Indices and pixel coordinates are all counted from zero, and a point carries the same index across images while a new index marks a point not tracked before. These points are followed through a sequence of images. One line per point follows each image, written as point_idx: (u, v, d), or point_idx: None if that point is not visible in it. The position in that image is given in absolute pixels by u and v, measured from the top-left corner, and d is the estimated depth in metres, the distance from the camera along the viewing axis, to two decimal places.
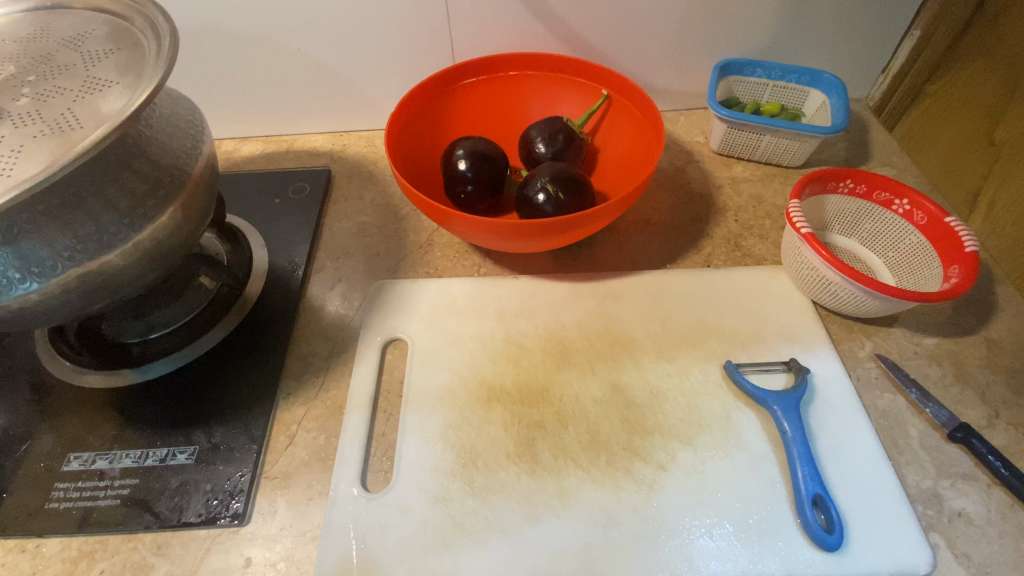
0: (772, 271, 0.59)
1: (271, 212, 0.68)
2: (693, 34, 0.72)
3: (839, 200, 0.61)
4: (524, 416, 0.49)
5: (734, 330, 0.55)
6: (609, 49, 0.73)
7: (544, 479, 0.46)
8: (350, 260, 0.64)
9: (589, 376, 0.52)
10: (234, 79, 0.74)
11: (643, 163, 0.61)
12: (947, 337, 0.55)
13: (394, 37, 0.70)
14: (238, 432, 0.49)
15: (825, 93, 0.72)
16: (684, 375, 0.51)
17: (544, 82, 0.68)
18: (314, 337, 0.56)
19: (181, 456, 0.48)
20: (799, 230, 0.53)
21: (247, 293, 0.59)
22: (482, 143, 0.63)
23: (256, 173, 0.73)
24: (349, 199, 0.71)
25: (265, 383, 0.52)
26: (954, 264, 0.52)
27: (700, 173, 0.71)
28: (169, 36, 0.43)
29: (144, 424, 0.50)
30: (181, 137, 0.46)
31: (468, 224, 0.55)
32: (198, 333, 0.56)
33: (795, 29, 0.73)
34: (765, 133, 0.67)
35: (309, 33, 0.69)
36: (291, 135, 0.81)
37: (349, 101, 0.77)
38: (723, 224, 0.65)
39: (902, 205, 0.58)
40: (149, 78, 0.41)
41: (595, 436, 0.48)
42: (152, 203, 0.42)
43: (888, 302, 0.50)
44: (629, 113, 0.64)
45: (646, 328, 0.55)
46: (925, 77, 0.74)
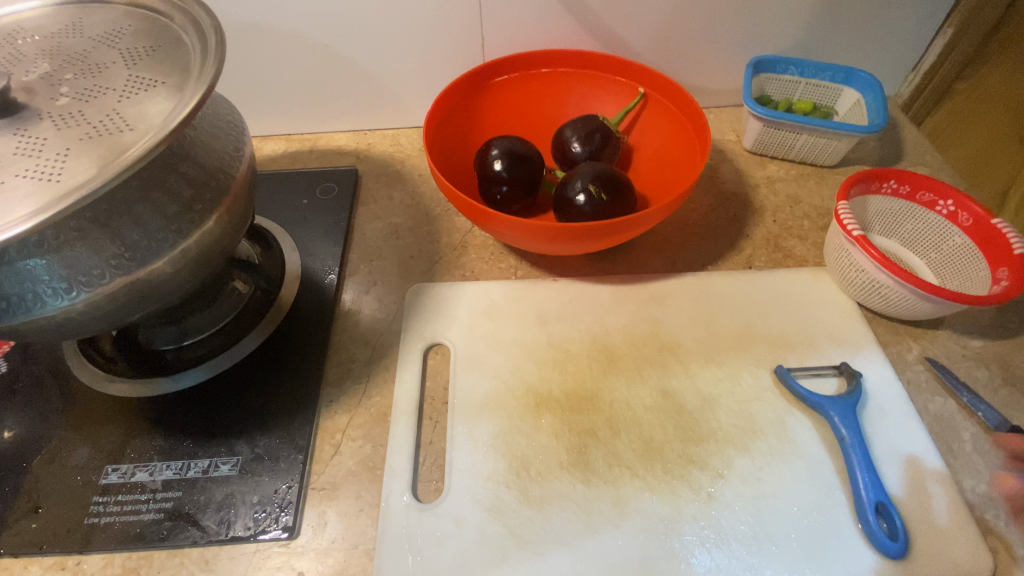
0: (815, 272, 0.59)
1: (300, 213, 0.66)
2: (726, 31, 0.71)
3: (882, 201, 0.60)
4: (575, 423, 0.48)
5: (781, 333, 0.54)
6: (640, 45, 0.72)
7: (599, 488, 0.45)
8: (383, 263, 0.62)
9: (638, 382, 0.51)
10: (257, 77, 0.72)
11: (684, 163, 0.60)
12: (994, 338, 0.54)
13: (423, 32, 0.68)
14: (283, 442, 0.48)
15: (859, 91, 0.71)
16: (734, 380, 0.51)
17: (578, 79, 0.67)
18: (353, 343, 0.55)
19: (225, 467, 0.47)
20: (850, 232, 0.52)
21: (282, 298, 0.58)
22: (519, 142, 0.62)
23: (282, 173, 0.71)
24: (378, 199, 0.69)
25: (307, 390, 0.51)
26: (1003, 265, 0.52)
27: (734, 172, 0.70)
28: (216, 36, 0.42)
29: (183, 434, 0.49)
30: (223, 138, 0.44)
31: (512, 228, 0.53)
32: (234, 339, 0.55)
33: (829, 25, 0.72)
34: (802, 133, 0.67)
35: (337, 29, 0.68)
36: (313, 133, 0.79)
37: (375, 99, 0.75)
38: (761, 225, 0.64)
39: (946, 206, 0.57)
40: (199, 80, 0.39)
41: (649, 443, 0.47)
42: (198, 208, 0.41)
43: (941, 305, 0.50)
44: (667, 112, 0.63)
45: (692, 333, 0.54)
46: (953, 77, 0.76)
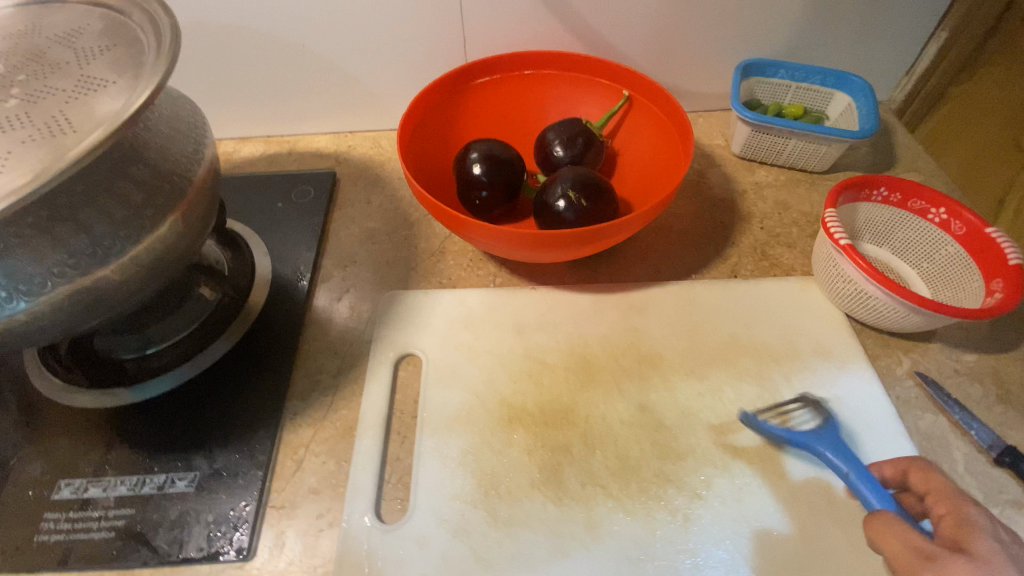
0: (803, 282, 0.57)
1: (273, 217, 0.64)
2: (714, 33, 0.69)
3: (871, 208, 0.58)
4: (549, 439, 0.46)
5: (766, 346, 0.52)
6: (626, 48, 0.70)
7: (572, 508, 0.43)
8: (358, 269, 0.60)
9: (615, 396, 0.49)
10: (233, 78, 0.71)
11: (668, 168, 0.58)
12: (986, 352, 0.52)
13: (402, 32, 0.67)
14: (242, 457, 0.46)
15: (851, 95, 0.69)
16: (716, 395, 0.49)
17: (561, 81, 0.65)
18: (322, 352, 0.53)
19: (181, 483, 0.45)
20: (837, 241, 0.50)
21: (250, 305, 0.56)
22: (498, 146, 0.60)
23: (258, 176, 0.69)
24: (355, 204, 0.67)
25: (271, 402, 0.49)
26: (996, 277, 0.50)
27: (722, 178, 0.69)
28: (172, 33, 0.39)
29: (140, 448, 0.47)
30: (181, 140, 0.42)
31: (486, 237, 0.52)
32: (198, 348, 0.53)
33: (820, 29, 0.70)
34: (791, 138, 0.65)
35: (314, 29, 0.66)
36: (292, 135, 0.77)
37: (355, 101, 0.74)
38: (748, 232, 0.63)
39: (938, 214, 0.55)
40: (149, 79, 0.37)
41: (626, 461, 0.45)
42: (149, 213, 0.39)
43: (930, 319, 0.48)
44: (652, 116, 0.61)
45: (673, 345, 0.52)
46: (946, 82, 0.74)
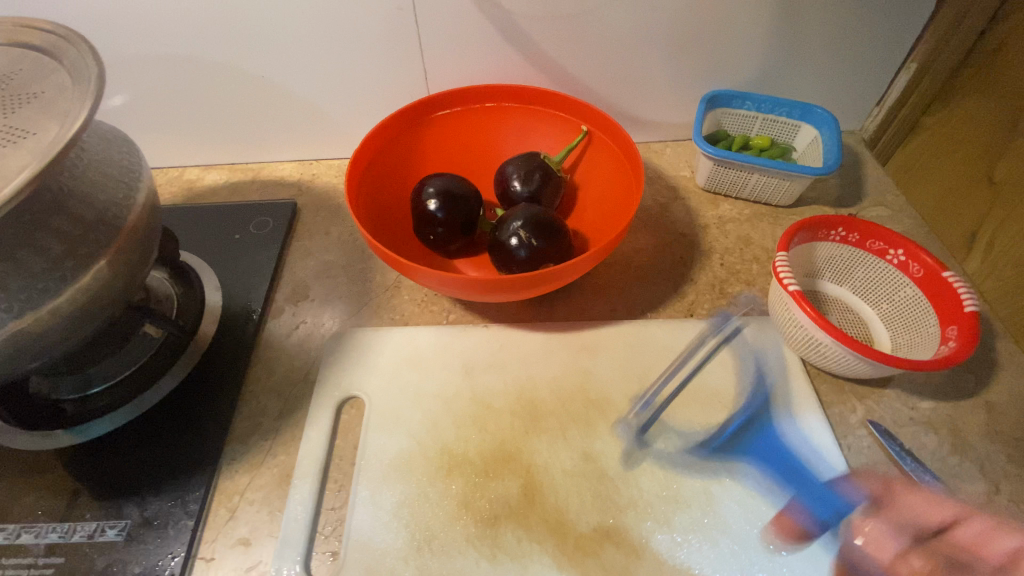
0: (759, 322, 0.56)
1: (229, 249, 0.64)
2: (678, 65, 0.69)
3: (830, 247, 0.57)
4: (487, 489, 0.45)
5: (717, 391, 0.51)
6: (591, 79, 0.70)
7: (505, 565, 0.42)
8: (310, 304, 0.60)
9: (560, 444, 0.48)
10: (197, 107, 0.71)
11: (623, 206, 0.58)
12: (943, 399, 0.51)
13: (362, 64, 0.66)
14: (175, 505, 0.45)
15: (817, 127, 0.68)
16: (662, 444, 0.48)
17: (521, 114, 0.65)
18: (266, 393, 0.52)
19: (111, 532, 0.44)
20: (786, 286, 0.49)
21: (197, 341, 0.55)
22: (455, 181, 0.60)
23: (217, 205, 0.69)
24: (314, 235, 0.67)
25: (209, 446, 0.48)
26: (953, 323, 0.49)
27: (685, 211, 0.68)
28: (96, 81, 0.39)
29: (74, 493, 0.46)
30: (111, 187, 0.42)
31: (432, 280, 0.50)
32: (141, 387, 0.52)
33: (786, 60, 0.69)
34: (753, 173, 0.64)
35: (273, 60, 0.66)
36: (258, 163, 0.77)
37: (319, 129, 0.73)
38: (708, 269, 0.62)
39: (897, 255, 0.54)
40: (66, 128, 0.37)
41: (564, 515, 0.44)
42: (71, 264, 0.38)
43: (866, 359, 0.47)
44: (610, 151, 0.61)
45: (623, 388, 0.51)
46: (919, 112, 0.71)
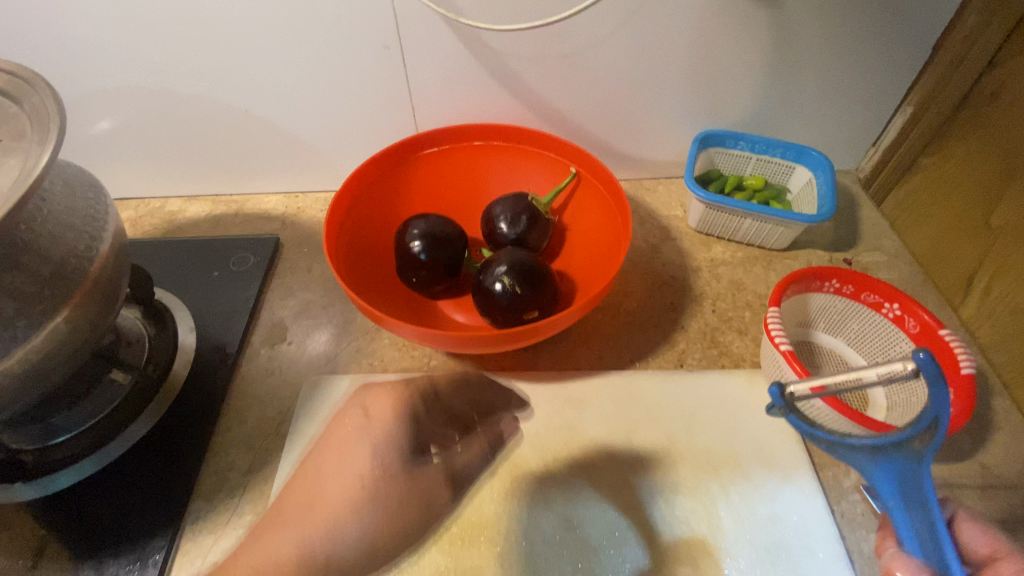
0: (750, 375, 0.54)
1: (207, 287, 0.62)
2: (671, 103, 0.68)
3: (824, 298, 0.56)
4: (462, 559, 0.43)
5: (706, 451, 0.49)
6: (582, 117, 0.68)
7: None
8: (288, 347, 0.58)
9: (540, 509, 0.46)
10: (179, 139, 0.70)
11: (611, 250, 0.57)
12: (941, 461, 0.49)
13: (348, 100, 0.65)
14: (135, 568, 0.43)
15: (811, 170, 0.67)
16: (647, 509, 0.46)
17: (510, 153, 0.64)
18: (236, 445, 0.51)
19: None
20: (777, 345, 0.48)
21: (168, 386, 0.53)
22: (438, 225, 0.58)
23: (198, 239, 0.67)
24: (296, 272, 0.65)
25: (173, 503, 0.46)
26: (949, 385, 0.47)
27: (676, 252, 0.66)
28: (55, 130, 0.37)
29: (30, 554, 0.44)
30: (72, 238, 0.40)
31: (413, 336, 0.48)
32: (107, 436, 0.50)
33: (780, 101, 0.68)
34: (745, 217, 0.63)
35: (257, 95, 0.65)
36: (242, 195, 0.76)
37: (305, 162, 0.72)
38: (699, 315, 0.60)
39: (892, 309, 0.52)
40: (18, 182, 0.35)
41: None
42: (22, 322, 0.37)
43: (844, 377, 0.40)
44: (599, 194, 0.60)
45: (608, 447, 0.49)
46: (916, 152, 0.70)
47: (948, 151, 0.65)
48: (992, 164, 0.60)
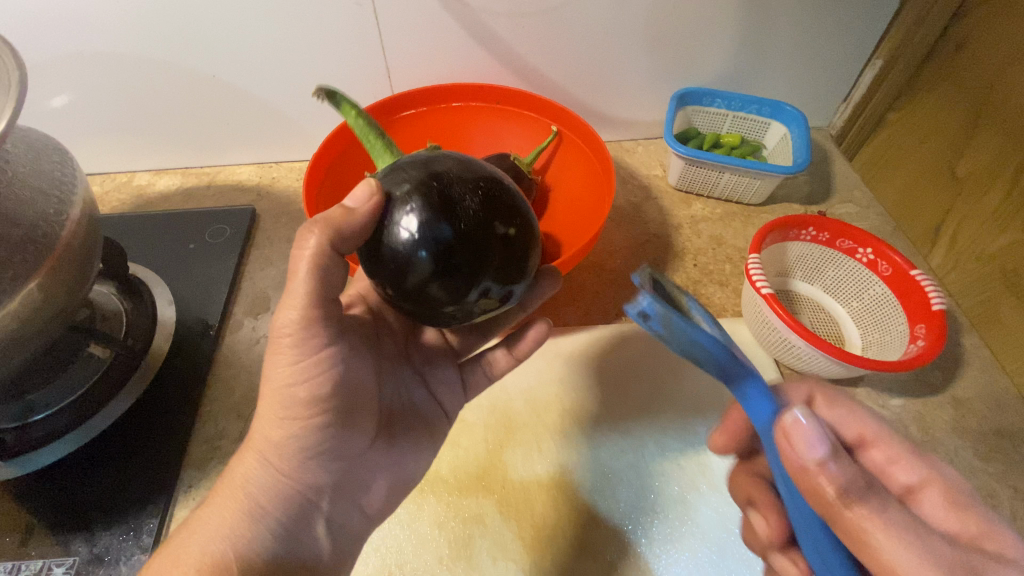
0: (732, 322, 0.56)
1: (183, 260, 0.60)
2: (647, 61, 0.67)
3: (801, 247, 0.57)
4: (459, 509, 0.45)
5: (693, 395, 0.51)
6: (559, 77, 0.68)
7: None
8: (272, 317, 0.58)
9: (535, 457, 0.47)
10: (142, 109, 0.67)
11: (594, 206, 0.58)
12: (913, 395, 0.52)
13: (320, 63, 0.63)
14: (126, 539, 0.43)
15: (786, 125, 0.68)
16: (639, 452, 0.48)
17: (491, 114, 0.64)
18: (224, 416, 0.51)
19: (57, 571, 0.42)
20: (759, 289, 0.49)
21: (150, 357, 0.52)
22: (400, 215, 0.33)
23: (169, 213, 0.65)
24: (275, 243, 0.64)
25: (161, 475, 0.46)
26: (920, 322, 0.49)
27: (657, 211, 0.67)
28: (18, 87, 0.35)
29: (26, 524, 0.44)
30: (39, 201, 0.39)
31: None
32: (90, 410, 0.49)
33: (754, 57, 0.69)
34: (723, 172, 0.64)
35: (225, 59, 0.62)
36: (214, 167, 0.74)
37: (279, 131, 0.70)
38: (681, 269, 0.61)
39: (866, 253, 0.55)
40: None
41: (539, 531, 0.44)
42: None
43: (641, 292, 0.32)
44: (581, 152, 0.61)
45: (598, 397, 0.51)
46: (885, 107, 0.71)
47: (916, 103, 0.67)
48: (964, 108, 0.61)
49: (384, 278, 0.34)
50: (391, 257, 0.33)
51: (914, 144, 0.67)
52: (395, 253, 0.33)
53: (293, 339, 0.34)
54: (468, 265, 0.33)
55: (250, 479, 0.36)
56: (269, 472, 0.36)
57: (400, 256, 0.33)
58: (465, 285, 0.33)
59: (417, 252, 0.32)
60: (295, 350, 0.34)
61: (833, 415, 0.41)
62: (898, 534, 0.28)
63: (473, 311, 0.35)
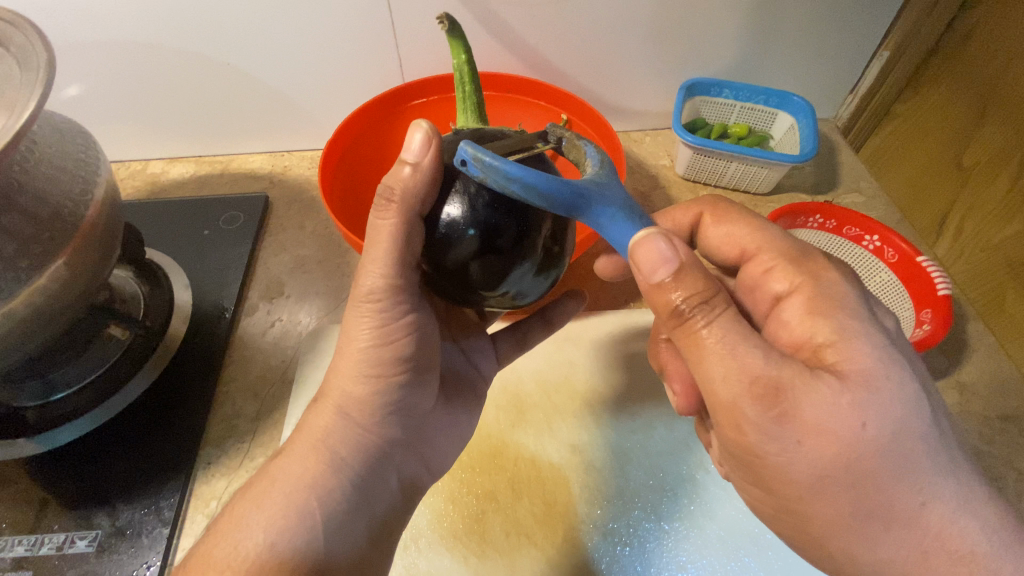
0: None
1: (198, 246, 0.61)
2: (657, 50, 0.68)
3: (808, 234, 0.58)
4: (474, 485, 0.46)
5: None
6: (568, 66, 0.68)
7: (492, 560, 0.43)
8: (287, 300, 0.59)
9: (547, 436, 0.48)
10: (156, 98, 0.68)
11: None
12: None
13: (332, 51, 0.64)
14: (148, 513, 0.44)
15: (793, 115, 0.69)
16: (647, 432, 0.49)
17: (501, 103, 0.65)
18: (241, 395, 0.52)
19: (81, 543, 0.43)
20: None
21: (168, 340, 0.53)
22: (463, 190, 0.35)
23: (183, 199, 0.66)
24: (288, 229, 0.65)
25: (181, 451, 0.47)
26: (926, 307, 0.50)
27: (665, 200, 0.68)
28: (46, 70, 0.36)
29: (47, 499, 0.45)
30: (66, 181, 0.40)
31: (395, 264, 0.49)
32: (110, 390, 0.50)
33: (763, 48, 0.70)
34: (731, 161, 0.64)
35: (240, 48, 0.63)
36: (226, 155, 0.75)
37: (292, 120, 0.71)
38: None
39: (872, 241, 0.55)
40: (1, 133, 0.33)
41: (551, 507, 0.45)
42: (25, 262, 0.37)
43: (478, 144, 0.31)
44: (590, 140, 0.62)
45: (608, 379, 0.51)
46: (892, 98, 0.72)
47: (923, 95, 0.67)
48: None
49: (427, 249, 0.36)
50: (442, 230, 0.35)
51: None
52: (446, 227, 0.35)
53: (377, 300, 0.36)
54: (513, 246, 0.34)
55: (327, 432, 0.37)
56: (351, 426, 0.37)
57: (450, 231, 0.35)
58: (502, 274, 0.35)
59: (468, 227, 0.34)
60: (375, 311, 0.36)
61: (719, 233, 0.44)
62: (728, 345, 0.32)
63: (508, 292, 0.37)
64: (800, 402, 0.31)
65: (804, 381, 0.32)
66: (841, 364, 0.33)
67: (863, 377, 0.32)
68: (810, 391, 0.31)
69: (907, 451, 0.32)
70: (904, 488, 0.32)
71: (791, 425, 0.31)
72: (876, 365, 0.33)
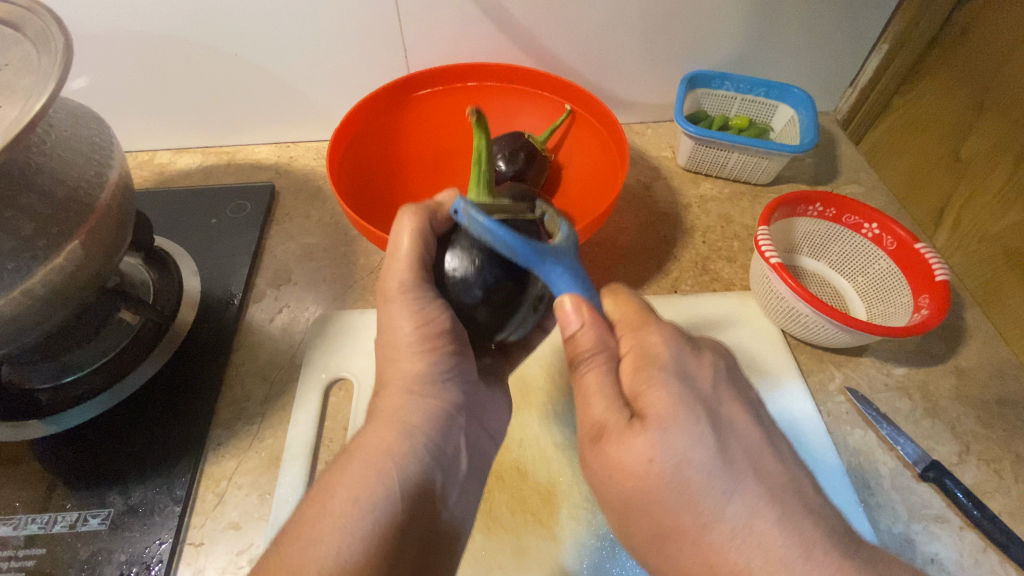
0: (741, 296, 0.58)
1: (205, 234, 0.62)
2: (658, 43, 0.69)
3: (808, 223, 0.59)
4: None
5: None
6: (570, 58, 0.69)
7: (500, 538, 0.44)
8: (295, 287, 0.60)
9: (551, 418, 0.49)
10: (164, 89, 0.69)
11: (607, 181, 0.60)
12: (916, 366, 0.55)
13: (338, 42, 0.65)
14: (160, 492, 0.45)
15: (793, 108, 0.70)
16: None
17: (505, 94, 0.66)
18: (249, 380, 0.53)
19: (94, 521, 0.44)
20: (767, 258, 0.51)
21: (178, 325, 0.54)
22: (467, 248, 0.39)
23: (190, 189, 0.67)
24: (294, 218, 0.66)
25: (192, 433, 0.48)
26: (924, 292, 0.51)
27: (667, 190, 0.69)
28: (63, 55, 0.37)
29: (58, 479, 0.46)
30: (82, 163, 0.41)
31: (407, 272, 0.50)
32: (120, 374, 0.51)
33: (763, 41, 0.70)
34: (732, 152, 0.65)
35: (247, 39, 0.64)
36: (232, 146, 0.75)
37: (297, 111, 0.72)
38: (690, 246, 0.63)
39: (871, 228, 0.56)
40: (20, 115, 0.34)
41: (556, 486, 0.46)
42: (42, 242, 0.37)
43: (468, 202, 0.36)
44: (594, 131, 0.63)
45: None
46: (892, 91, 0.72)
47: (921, 87, 0.68)
48: (967, 96, 0.62)
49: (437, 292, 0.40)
50: (449, 277, 0.39)
51: (921, 128, 0.68)
52: (456, 278, 0.38)
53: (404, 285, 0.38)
54: (515, 300, 0.39)
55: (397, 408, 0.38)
56: (414, 398, 0.39)
57: (456, 280, 0.39)
58: (503, 321, 0.39)
59: (471, 277, 0.38)
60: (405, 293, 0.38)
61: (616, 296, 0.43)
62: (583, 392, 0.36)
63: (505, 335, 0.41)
64: (609, 448, 0.34)
65: (615, 427, 0.34)
66: (645, 409, 0.34)
67: (654, 421, 0.33)
68: (617, 437, 0.34)
69: (697, 492, 0.32)
70: (694, 524, 0.32)
71: (602, 462, 0.35)
72: (677, 411, 0.33)
